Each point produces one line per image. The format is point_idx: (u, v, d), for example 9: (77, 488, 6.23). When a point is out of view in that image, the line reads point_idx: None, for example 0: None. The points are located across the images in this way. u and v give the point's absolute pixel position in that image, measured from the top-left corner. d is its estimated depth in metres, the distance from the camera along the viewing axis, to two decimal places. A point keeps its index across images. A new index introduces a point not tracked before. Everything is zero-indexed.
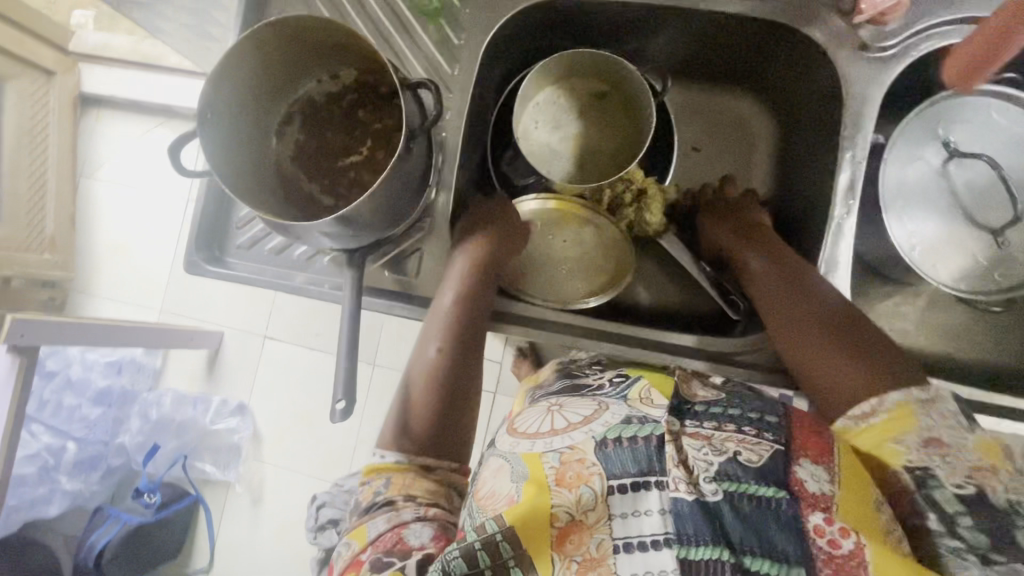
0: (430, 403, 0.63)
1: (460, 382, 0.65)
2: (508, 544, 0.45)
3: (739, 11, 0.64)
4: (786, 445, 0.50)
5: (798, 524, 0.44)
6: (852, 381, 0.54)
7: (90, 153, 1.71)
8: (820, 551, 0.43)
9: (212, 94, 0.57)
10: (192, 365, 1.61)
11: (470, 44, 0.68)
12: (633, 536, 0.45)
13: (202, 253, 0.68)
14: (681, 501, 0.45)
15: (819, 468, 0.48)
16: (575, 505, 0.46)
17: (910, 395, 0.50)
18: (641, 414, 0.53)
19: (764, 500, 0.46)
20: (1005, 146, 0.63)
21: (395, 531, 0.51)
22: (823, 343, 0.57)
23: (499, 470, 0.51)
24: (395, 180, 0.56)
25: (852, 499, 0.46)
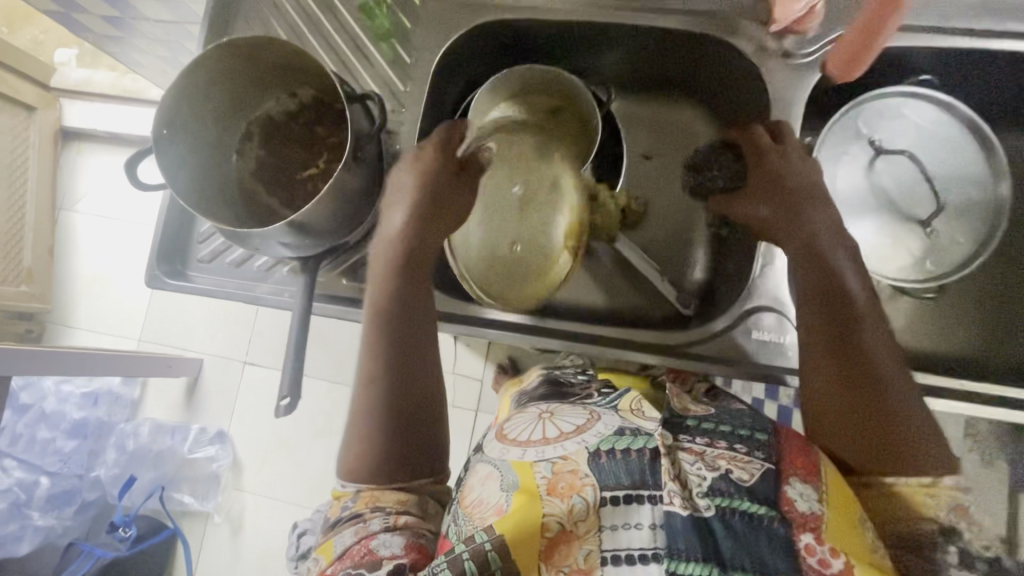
0: (376, 414, 0.60)
1: (417, 377, 0.63)
2: (498, 556, 0.45)
3: (672, 25, 0.68)
4: (776, 465, 0.50)
5: (789, 543, 0.44)
6: (864, 442, 0.53)
7: (71, 184, 1.73)
8: (810, 569, 0.43)
9: (169, 113, 0.60)
10: (169, 393, 1.59)
11: (422, 63, 0.71)
12: (621, 548, 0.45)
13: (164, 267, 0.69)
14: (675, 516, 0.44)
15: (808, 488, 0.48)
16: (566, 515, 0.46)
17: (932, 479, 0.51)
18: (634, 427, 0.54)
19: (754, 517, 0.45)
20: (926, 143, 0.67)
21: (363, 543, 0.52)
22: (848, 390, 0.55)
23: (488, 476, 0.54)
24: (343, 187, 0.59)
25: (839, 520, 0.47)
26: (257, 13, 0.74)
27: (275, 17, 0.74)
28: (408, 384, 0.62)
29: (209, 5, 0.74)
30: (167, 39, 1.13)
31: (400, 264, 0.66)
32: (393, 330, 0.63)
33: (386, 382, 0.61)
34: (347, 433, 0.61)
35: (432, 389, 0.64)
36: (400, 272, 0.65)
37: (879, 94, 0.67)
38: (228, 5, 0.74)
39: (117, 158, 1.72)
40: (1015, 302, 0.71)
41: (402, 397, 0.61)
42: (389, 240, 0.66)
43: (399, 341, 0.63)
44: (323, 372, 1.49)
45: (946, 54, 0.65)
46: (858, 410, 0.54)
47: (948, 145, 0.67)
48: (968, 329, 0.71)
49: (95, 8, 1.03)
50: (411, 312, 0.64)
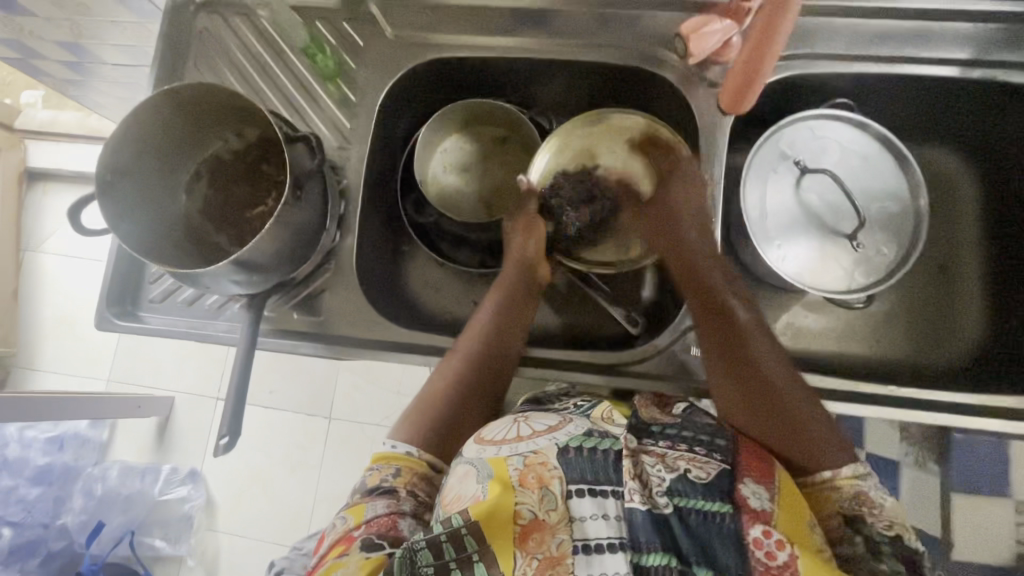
0: (454, 394, 0.67)
1: (490, 387, 0.69)
2: (472, 538, 0.46)
3: (605, 59, 0.72)
4: (732, 465, 0.52)
5: (738, 536, 0.47)
6: (764, 427, 0.58)
7: (35, 225, 1.71)
8: (758, 562, 0.45)
9: (113, 160, 0.61)
10: (139, 433, 1.56)
11: (368, 101, 0.74)
12: (591, 538, 0.47)
13: (114, 308, 0.70)
14: (636, 511, 0.47)
15: (761, 488, 0.50)
16: (537, 504, 0.48)
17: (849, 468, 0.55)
18: (603, 429, 0.55)
19: (709, 514, 0.48)
20: (847, 162, 0.72)
21: (392, 518, 0.55)
22: (738, 386, 0.61)
23: (466, 474, 0.52)
24: (289, 226, 0.61)
25: (787, 517, 0.48)
26: (206, 58, 0.76)
27: (224, 61, 0.76)
28: (478, 390, 0.68)
29: (158, 51, 0.75)
30: (127, 82, 1.15)
31: (505, 294, 0.72)
32: (495, 336, 0.70)
33: (474, 373, 0.68)
34: (420, 400, 0.68)
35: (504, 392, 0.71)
36: (499, 304, 0.72)
37: (804, 115, 0.71)
38: (176, 50, 0.76)
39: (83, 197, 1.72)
40: (942, 307, 0.75)
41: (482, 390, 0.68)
42: (502, 284, 0.73)
43: (498, 346, 0.70)
44: (296, 404, 1.48)
45: (859, 81, 0.69)
46: (763, 413, 0.59)
47: (867, 161, 0.72)
48: (899, 335, 0.75)
49: (54, 54, 1.04)
50: (513, 328, 0.71)
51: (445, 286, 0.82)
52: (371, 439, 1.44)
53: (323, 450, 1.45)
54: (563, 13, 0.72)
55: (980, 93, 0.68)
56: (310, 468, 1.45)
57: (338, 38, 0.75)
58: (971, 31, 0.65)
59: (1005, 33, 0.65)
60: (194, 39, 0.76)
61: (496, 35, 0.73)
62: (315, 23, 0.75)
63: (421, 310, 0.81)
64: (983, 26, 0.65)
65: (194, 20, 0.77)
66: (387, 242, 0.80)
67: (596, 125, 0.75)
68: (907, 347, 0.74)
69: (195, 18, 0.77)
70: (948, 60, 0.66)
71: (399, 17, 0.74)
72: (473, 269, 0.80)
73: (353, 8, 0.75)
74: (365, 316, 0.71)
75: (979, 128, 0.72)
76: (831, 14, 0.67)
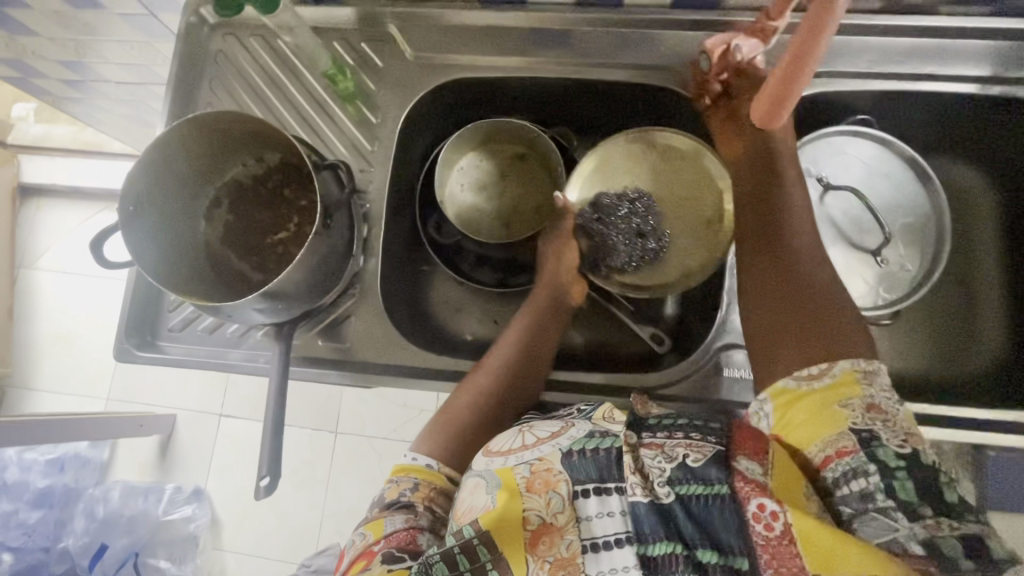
0: (477, 405, 0.65)
1: (516, 403, 0.66)
2: (485, 547, 0.43)
3: (627, 77, 0.71)
4: (726, 446, 0.46)
5: (737, 517, 0.42)
6: (792, 317, 0.53)
7: (30, 243, 1.67)
8: (757, 538, 0.41)
9: (132, 191, 0.60)
10: (142, 453, 1.53)
11: (388, 122, 0.73)
12: (598, 536, 0.44)
13: (133, 339, 0.68)
14: (638, 505, 0.43)
15: (756, 465, 0.44)
16: (546, 508, 0.45)
17: (855, 365, 0.47)
18: (604, 428, 0.50)
19: (706, 499, 0.43)
20: (870, 179, 0.72)
21: (410, 532, 0.52)
22: (765, 269, 0.57)
23: (476, 486, 0.48)
24: (315, 253, 0.60)
25: (785, 485, 0.43)
26: (221, 80, 0.75)
27: (239, 83, 0.75)
28: (504, 405, 0.65)
29: (172, 74, 0.74)
30: (129, 99, 1.13)
31: (535, 308, 0.71)
32: (521, 348, 0.68)
33: (498, 386, 0.66)
34: (443, 409, 0.66)
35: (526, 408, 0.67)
36: (528, 317, 0.71)
37: (827, 132, 0.71)
38: (191, 72, 0.75)
39: (79, 213, 1.68)
40: (961, 318, 0.76)
41: (505, 406, 0.65)
42: (532, 299, 0.72)
43: (524, 359, 0.68)
44: (302, 420, 1.46)
45: (879, 96, 0.69)
46: (780, 317, 0.53)
47: (889, 178, 0.72)
48: (919, 347, 0.75)
49: (57, 73, 1.02)
50: (541, 343, 0.70)
51: (465, 305, 0.82)
52: (380, 453, 1.42)
53: (331, 465, 1.43)
54: (582, 31, 0.71)
55: (1000, 108, 0.68)
56: (318, 483, 1.43)
57: (355, 57, 0.74)
58: (990, 47, 0.66)
59: None
60: (209, 62, 0.75)
61: (514, 54, 0.73)
62: (332, 43, 0.74)
63: (441, 330, 0.80)
64: (1003, 43, 0.65)
65: (208, 41, 0.75)
66: (407, 263, 0.79)
67: (638, 143, 0.75)
68: (927, 358, 0.75)
69: (210, 39, 0.75)
70: (968, 77, 0.66)
71: (417, 37, 0.73)
72: (494, 289, 0.79)
73: (370, 28, 0.74)
74: (389, 340, 0.70)
75: (996, 141, 0.72)
76: (852, 31, 0.67)
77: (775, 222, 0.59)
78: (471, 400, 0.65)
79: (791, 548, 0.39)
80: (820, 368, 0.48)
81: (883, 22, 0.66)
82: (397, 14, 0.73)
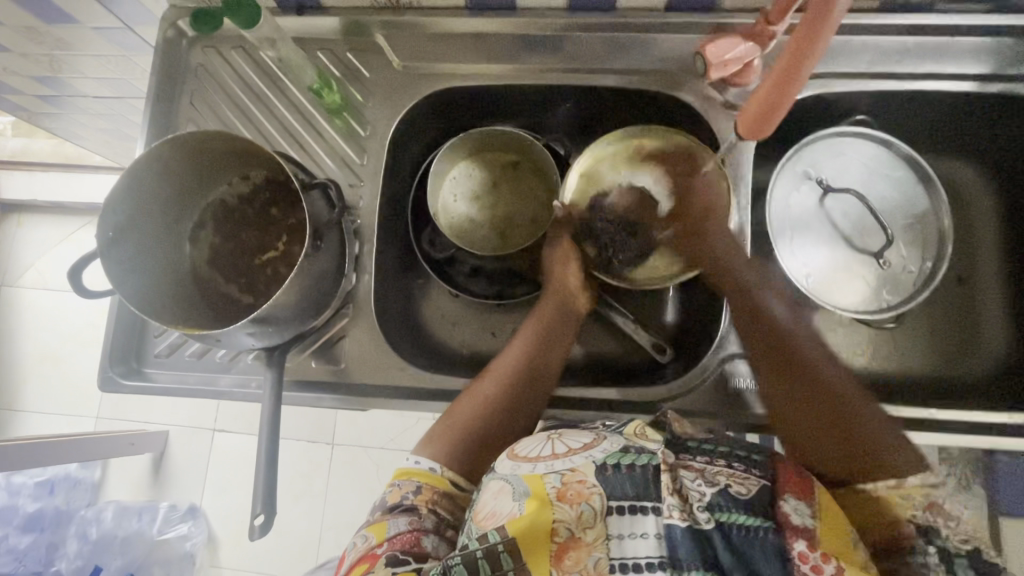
0: (484, 407, 0.63)
1: (523, 410, 0.64)
2: (508, 554, 0.42)
3: (622, 83, 0.69)
4: (771, 481, 0.47)
5: (780, 552, 0.42)
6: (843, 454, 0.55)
7: (12, 261, 1.63)
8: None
9: (111, 215, 0.57)
10: (134, 472, 1.50)
11: (377, 135, 0.71)
12: (629, 556, 0.43)
13: (118, 367, 0.66)
14: (675, 528, 0.43)
15: (803, 504, 0.45)
16: (575, 521, 0.44)
17: (908, 481, 0.53)
18: (640, 446, 0.50)
19: (749, 529, 0.43)
20: (870, 181, 0.72)
21: (415, 534, 0.52)
22: (798, 388, 0.59)
23: (500, 490, 0.48)
24: (306, 275, 0.58)
25: (832, 533, 0.43)
26: (202, 95, 0.72)
27: (221, 97, 0.72)
28: (509, 415, 0.63)
29: (150, 90, 0.71)
30: (109, 113, 1.10)
31: (546, 311, 0.70)
32: (531, 352, 0.67)
33: (506, 389, 0.64)
34: (449, 410, 0.64)
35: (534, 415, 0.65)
36: (540, 322, 0.69)
37: (824, 133, 0.70)
38: (170, 88, 0.72)
39: (62, 228, 1.64)
40: (963, 318, 0.75)
41: (512, 411, 0.64)
42: (546, 304, 0.70)
43: (533, 363, 0.66)
44: (297, 433, 1.43)
45: (879, 96, 0.68)
46: (826, 424, 0.56)
47: (890, 180, 0.72)
48: (923, 348, 0.75)
49: (31, 89, 0.98)
50: (552, 348, 0.68)
51: (462, 319, 0.79)
52: (377, 465, 1.40)
53: (329, 479, 1.40)
54: (575, 36, 0.69)
55: (999, 106, 0.67)
56: (316, 498, 1.40)
57: (341, 68, 0.71)
58: (988, 45, 0.65)
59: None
60: (188, 75, 0.73)
61: (505, 61, 0.71)
62: (316, 54, 0.71)
63: (438, 345, 0.78)
64: (1002, 40, 0.64)
65: (187, 55, 0.73)
66: (401, 279, 0.77)
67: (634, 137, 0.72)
68: (930, 358, 0.74)
69: (189, 53, 0.73)
70: (968, 74, 0.65)
71: (404, 46, 0.71)
72: (490, 299, 0.76)
73: (356, 37, 0.71)
74: (386, 360, 0.68)
75: (994, 139, 0.72)
76: (849, 31, 0.66)
77: (795, 354, 0.60)
78: (478, 402, 0.64)
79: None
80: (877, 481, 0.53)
81: (880, 22, 0.65)
82: (384, 22, 0.71)
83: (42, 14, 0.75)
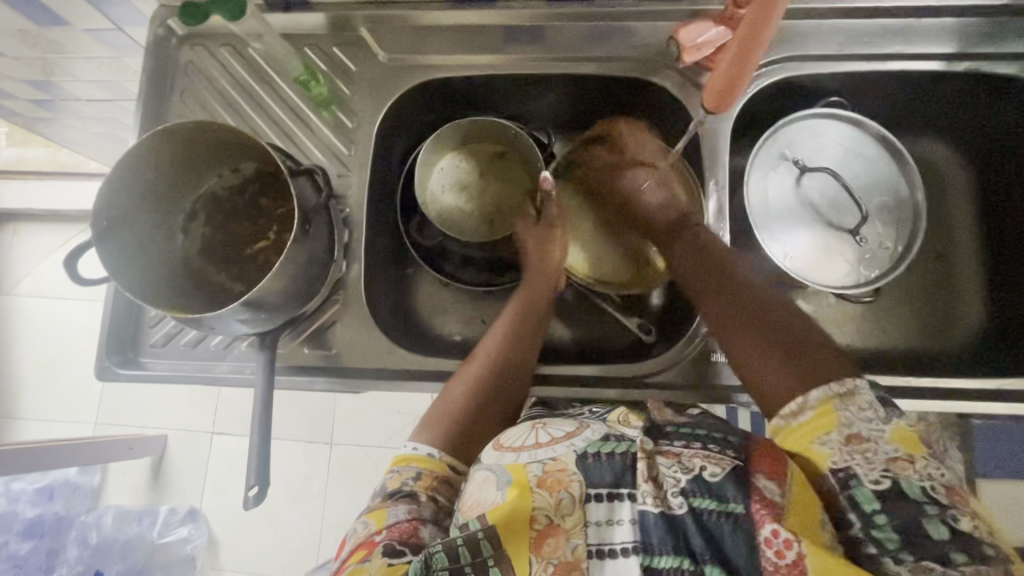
0: (471, 391, 0.65)
1: (508, 394, 0.66)
2: (488, 542, 0.44)
3: (601, 71, 0.71)
4: (745, 462, 0.44)
5: (750, 537, 0.41)
6: (786, 378, 0.52)
7: (9, 269, 1.65)
8: (767, 563, 0.41)
9: (105, 206, 0.59)
10: (134, 476, 1.51)
11: (364, 126, 0.73)
12: (606, 542, 0.44)
13: (114, 357, 0.67)
14: (647, 514, 0.44)
15: (774, 484, 0.43)
16: (554, 508, 0.45)
17: (830, 391, 0.48)
18: (618, 433, 0.51)
19: (719, 515, 0.43)
20: (846, 160, 0.74)
21: (413, 524, 0.52)
22: (752, 331, 0.58)
23: (484, 481, 0.49)
24: (296, 260, 0.59)
25: (799, 511, 0.42)
26: (193, 91, 0.74)
27: (211, 94, 0.74)
28: (500, 398, 0.65)
29: (142, 87, 0.73)
30: (103, 117, 1.11)
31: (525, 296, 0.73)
32: (513, 334, 0.70)
33: (491, 371, 0.66)
34: (437, 401, 0.65)
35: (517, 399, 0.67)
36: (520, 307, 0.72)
37: (801, 114, 0.72)
38: (162, 84, 0.74)
39: (58, 236, 1.65)
40: (942, 292, 0.77)
41: (497, 394, 0.65)
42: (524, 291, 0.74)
43: (514, 345, 0.69)
44: (295, 433, 1.44)
45: (851, 78, 0.70)
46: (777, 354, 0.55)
47: (864, 159, 0.74)
48: (903, 322, 0.76)
49: (25, 93, 1.00)
50: (530, 330, 0.71)
51: (452, 306, 0.81)
52: (376, 461, 1.41)
53: (328, 476, 1.41)
54: (554, 26, 0.71)
55: (966, 84, 0.69)
56: (316, 496, 1.41)
57: (328, 63, 0.73)
58: (953, 25, 0.67)
59: (987, 26, 0.67)
60: (179, 73, 0.75)
61: (487, 52, 0.73)
62: (304, 49, 0.73)
63: (429, 332, 0.80)
64: (966, 20, 0.67)
65: (176, 53, 0.75)
66: (391, 267, 0.78)
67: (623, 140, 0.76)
68: (910, 332, 0.76)
69: (178, 51, 0.75)
70: (936, 53, 0.68)
71: (389, 39, 0.73)
72: (478, 287, 0.78)
73: (343, 32, 0.74)
74: (377, 345, 0.69)
75: (964, 117, 0.74)
76: (818, 15, 0.68)
77: (737, 290, 0.62)
78: (465, 388, 0.65)
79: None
80: (801, 403, 0.49)
81: (848, 5, 0.68)
82: (369, 17, 0.73)
83: (35, 17, 0.77)
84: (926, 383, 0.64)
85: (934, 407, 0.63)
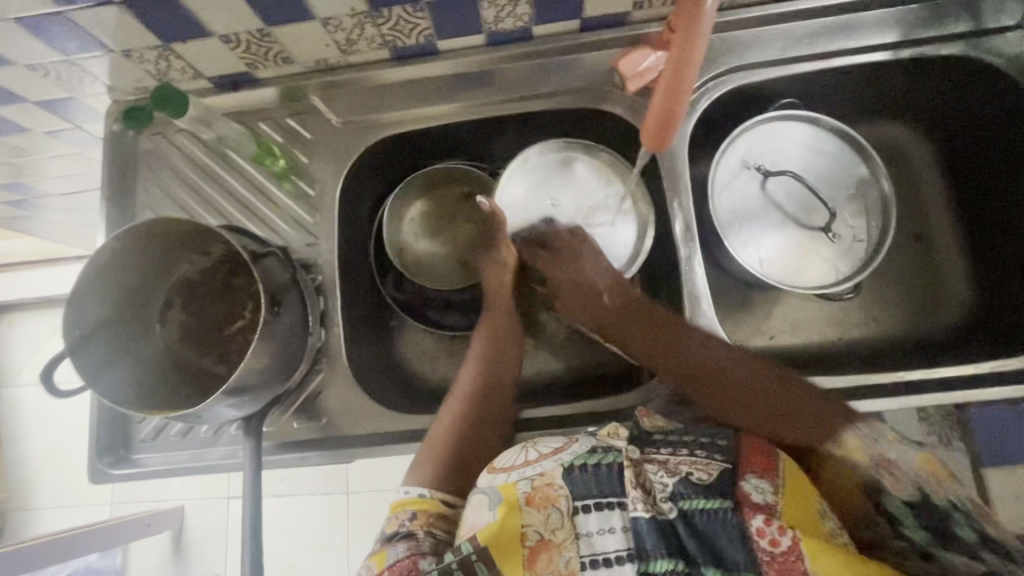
0: (462, 412, 0.65)
1: (495, 407, 0.66)
2: (482, 565, 0.43)
3: (552, 106, 0.72)
4: (732, 463, 0.47)
5: (741, 530, 0.43)
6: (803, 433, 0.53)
7: (7, 362, 1.65)
8: (762, 553, 0.42)
9: (74, 314, 0.59)
10: (153, 553, 1.48)
11: (326, 192, 0.73)
12: (599, 551, 0.43)
13: (107, 457, 0.67)
14: (640, 520, 0.44)
15: (764, 483, 0.46)
16: (544, 524, 0.44)
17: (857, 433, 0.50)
18: (607, 444, 0.50)
19: (714, 514, 0.44)
20: (808, 160, 0.74)
21: (413, 559, 0.49)
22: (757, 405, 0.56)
23: (479, 503, 0.48)
24: (270, 340, 0.59)
25: (794, 505, 0.45)
26: (155, 179, 0.75)
27: (172, 179, 0.75)
28: (479, 425, 0.65)
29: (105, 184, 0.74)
30: (77, 206, 1.13)
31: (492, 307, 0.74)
32: (488, 346, 0.71)
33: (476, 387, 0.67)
34: (429, 435, 0.65)
35: (503, 408, 0.67)
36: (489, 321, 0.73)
37: (759, 120, 0.72)
38: (124, 177, 0.75)
39: (51, 322, 1.66)
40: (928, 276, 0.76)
41: (483, 407, 0.66)
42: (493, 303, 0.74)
43: (491, 354, 0.70)
44: (311, 489, 1.42)
45: (801, 79, 0.70)
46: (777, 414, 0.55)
47: (825, 154, 0.74)
48: (892, 310, 0.76)
49: None
50: (504, 337, 0.72)
51: (437, 354, 0.80)
52: None
53: (349, 529, 1.40)
54: (501, 67, 0.72)
55: (915, 69, 0.69)
56: (340, 550, 1.39)
57: (284, 135, 0.74)
58: (892, 13, 0.67)
59: (926, 11, 0.67)
60: (138, 163, 0.75)
61: (441, 102, 0.73)
62: (257, 124, 0.74)
63: (419, 383, 0.79)
64: (903, 8, 0.67)
65: (135, 143, 0.75)
66: (374, 324, 0.78)
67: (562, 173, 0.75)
68: (902, 323, 0.75)
69: (137, 141, 0.75)
70: (881, 43, 0.67)
71: (341, 103, 0.74)
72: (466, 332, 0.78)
73: (294, 103, 0.74)
74: (366, 407, 0.69)
75: (920, 99, 0.74)
76: (758, 24, 0.69)
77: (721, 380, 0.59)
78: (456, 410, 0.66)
79: (800, 565, 0.40)
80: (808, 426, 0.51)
81: (786, 9, 0.68)
82: (319, 84, 0.73)
83: None
84: (922, 375, 0.63)
85: (931, 399, 0.63)
